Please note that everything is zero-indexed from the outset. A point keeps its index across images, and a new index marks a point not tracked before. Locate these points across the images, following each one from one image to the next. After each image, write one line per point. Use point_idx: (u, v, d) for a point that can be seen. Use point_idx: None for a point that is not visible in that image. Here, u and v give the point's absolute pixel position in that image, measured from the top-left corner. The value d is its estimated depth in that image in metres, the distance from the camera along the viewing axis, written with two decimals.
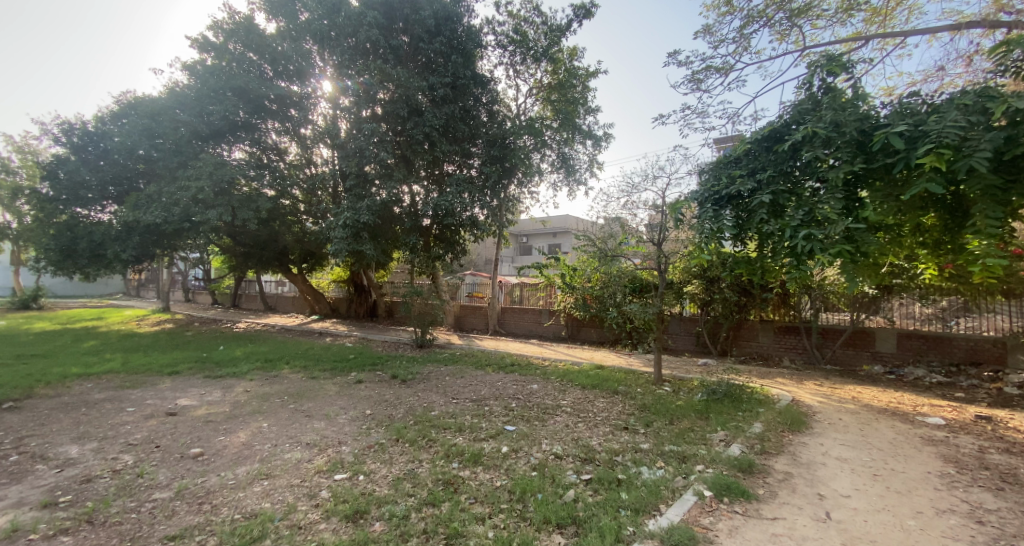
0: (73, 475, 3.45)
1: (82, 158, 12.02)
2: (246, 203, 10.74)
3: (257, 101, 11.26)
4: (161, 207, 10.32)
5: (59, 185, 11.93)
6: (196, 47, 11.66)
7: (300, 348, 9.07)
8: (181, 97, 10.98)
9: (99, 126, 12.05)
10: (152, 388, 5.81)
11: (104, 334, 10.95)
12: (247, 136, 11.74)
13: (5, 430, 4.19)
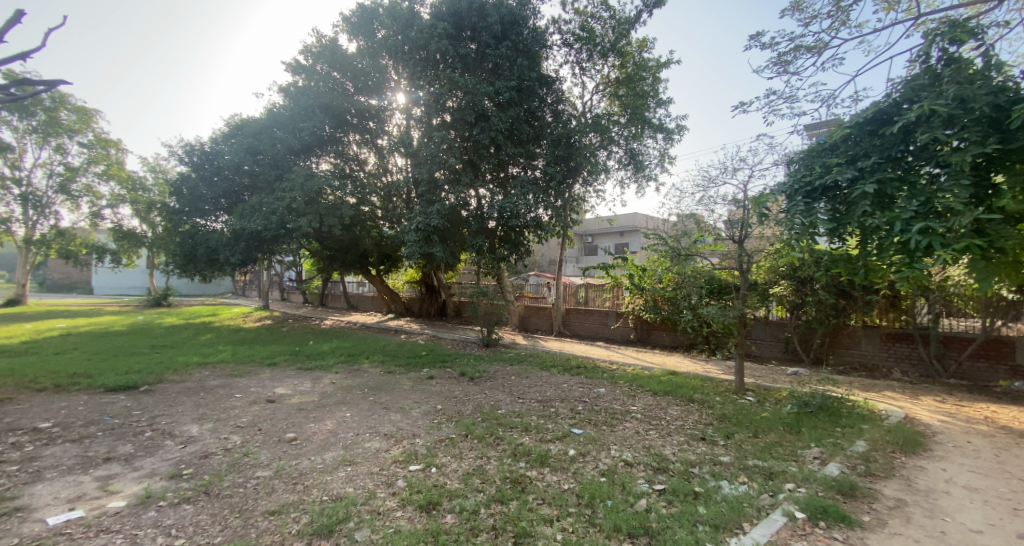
0: (194, 451, 3.98)
1: (200, 175, 13.92)
2: (331, 211, 11.76)
3: (340, 116, 12.30)
4: (261, 216, 11.65)
5: (183, 200, 13.93)
6: (289, 71, 12.98)
7: (377, 344, 9.70)
8: (278, 117, 12.33)
9: (213, 146, 13.92)
10: (255, 377, 6.55)
11: (217, 328, 12.60)
12: (332, 149, 12.93)
13: (143, 409, 4.95)
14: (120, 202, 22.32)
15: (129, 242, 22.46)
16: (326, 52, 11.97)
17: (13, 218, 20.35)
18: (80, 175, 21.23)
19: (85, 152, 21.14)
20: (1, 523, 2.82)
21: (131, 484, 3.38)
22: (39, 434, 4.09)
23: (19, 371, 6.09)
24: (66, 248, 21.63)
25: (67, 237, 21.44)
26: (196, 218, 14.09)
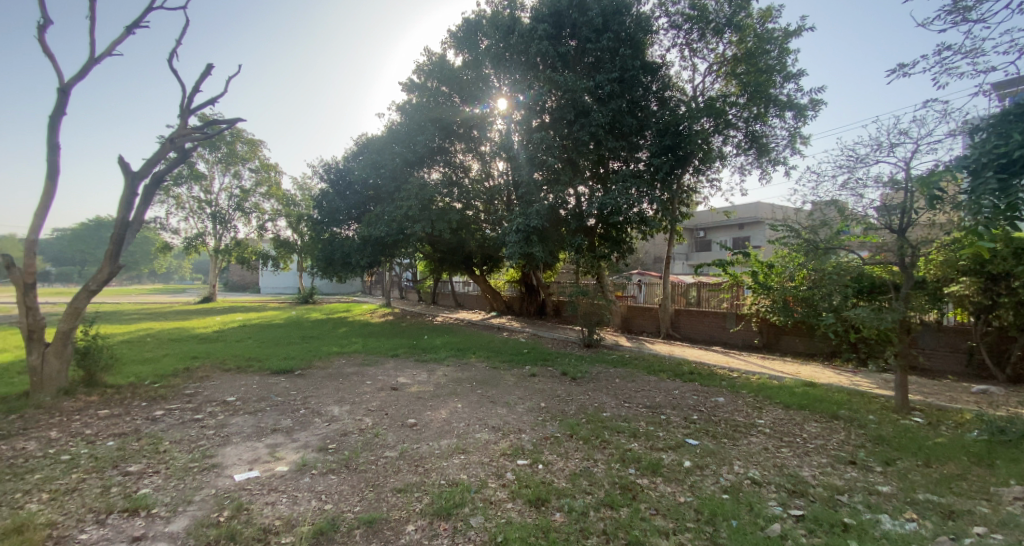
0: (336, 428, 4.59)
1: (336, 189, 16.14)
2: (441, 216, 12.74)
3: (448, 128, 13.27)
4: (383, 224, 13.11)
5: (323, 212, 16.30)
6: (404, 90, 14.34)
7: (482, 341, 10.20)
8: (395, 133, 13.73)
9: (344, 165, 16.02)
10: (381, 366, 7.36)
11: (349, 323, 14.46)
12: (442, 159, 14.01)
13: (298, 390, 5.89)
14: (278, 216, 26.89)
15: (284, 250, 26.95)
16: (437, 69, 12.84)
17: (208, 233, 25.83)
18: (251, 195, 26.06)
19: (254, 176, 25.89)
20: (205, 475, 3.57)
21: (291, 453, 4.02)
22: (228, 405, 5.11)
23: (214, 354, 7.69)
24: (242, 255, 26.77)
25: (242, 246, 26.53)
26: (332, 228, 16.37)
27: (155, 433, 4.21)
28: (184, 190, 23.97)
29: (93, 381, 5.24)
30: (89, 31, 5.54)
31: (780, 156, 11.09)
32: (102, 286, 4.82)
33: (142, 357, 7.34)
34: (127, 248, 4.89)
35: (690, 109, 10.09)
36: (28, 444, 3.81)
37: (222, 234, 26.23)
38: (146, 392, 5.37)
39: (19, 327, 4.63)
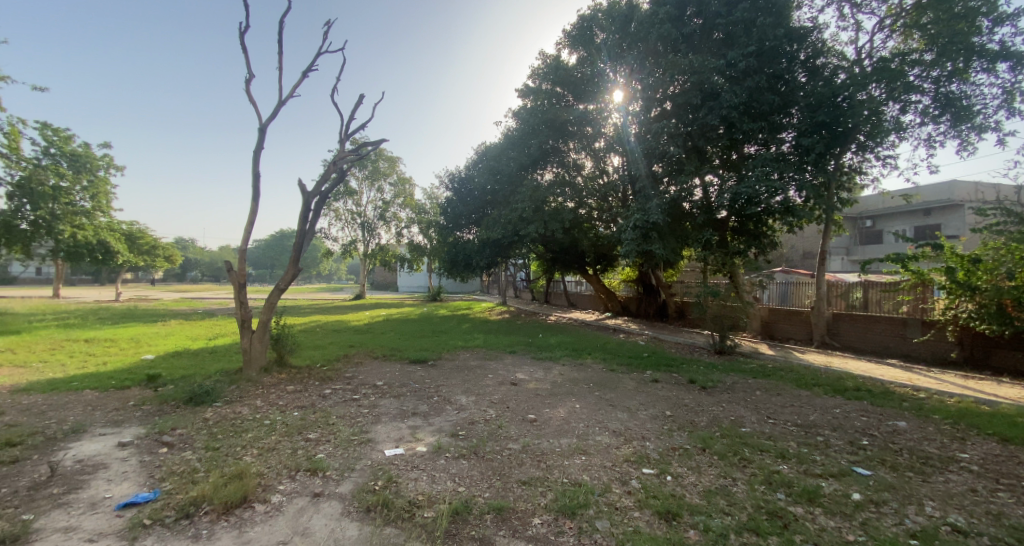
0: (465, 417, 4.95)
1: (458, 196, 17.49)
2: (554, 216, 12.89)
3: (563, 127, 13.39)
4: (501, 226, 13.76)
5: (448, 218, 17.82)
6: (520, 96, 14.87)
7: (597, 341, 10.02)
8: (512, 139, 14.30)
9: (467, 172, 17.26)
10: (502, 361, 7.78)
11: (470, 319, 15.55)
12: (556, 160, 14.18)
13: (432, 378, 6.54)
14: (412, 224, 30.15)
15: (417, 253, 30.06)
16: (551, 71, 12.95)
17: (359, 239, 30.15)
18: (391, 206, 29.67)
19: (394, 189, 29.45)
20: (363, 448, 4.15)
21: (428, 436, 4.45)
22: (378, 389, 5.90)
23: (365, 344, 8.92)
24: (384, 258, 30.67)
25: (384, 251, 30.41)
26: (455, 231, 17.78)
27: (325, 408, 5.05)
28: (342, 204, 28.40)
29: (283, 362, 6.47)
30: (279, 79, 6.80)
31: (989, 121, 8.70)
32: (287, 286, 5.88)
33: (314, 344, 8.87)
34: (304, 254, 5.88)
35: (852, 75, 8.55)
36: (244, 408, 4.88)
37: (368, 240, 30.41)
38: (319, 373, 6.48)
39: (236, 317, 5.87)
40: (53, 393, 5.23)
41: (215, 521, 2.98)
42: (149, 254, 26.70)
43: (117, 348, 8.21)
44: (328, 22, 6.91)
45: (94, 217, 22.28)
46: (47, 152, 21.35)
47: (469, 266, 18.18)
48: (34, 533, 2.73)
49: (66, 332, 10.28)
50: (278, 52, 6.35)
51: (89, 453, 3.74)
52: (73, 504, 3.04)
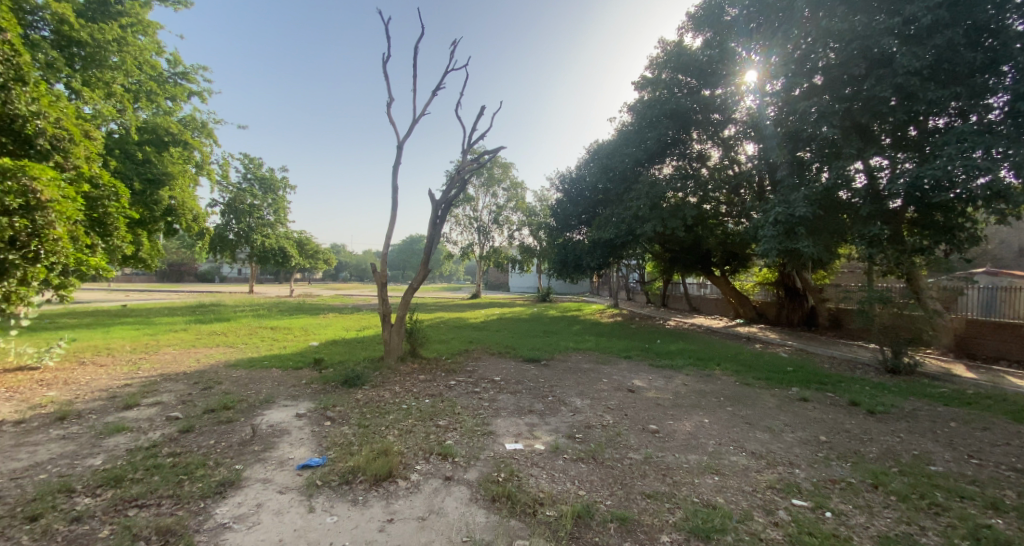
0: (581, 420, 4.90)
1: (570, 197, 17.52)
2: (674, 213, 12.17)
3: (686, 117, 12.68)
4: (614, 226, 13.29)
5: (559, 219, 17.95)
6: (635, 88, 14.35)
7: (725, 351, 9.10)
8: (627, 134, 13.84)
9: (579, 172, 17.25)
10: (618, 366, 7.57)
11: (581, 321, 15.46)
12: (675, 152, 13.61)
13: (547, 378, 6.64)
14: (523, 226, 31.15)
15: (527, 255, 31.10)
16: (672, 58, 12.26)
17: (475, 242, 32.05)
18: (504, 210, 30.98)
19: (508, 193, 30.77)
20: (486, 439, 4.37)
21: (546, 434, 4.51)
22: (496, 384, 6.19)
23: (483, 341, 9.45)
24: (497, 260, 32.18)
25: (498, 253, 31.92)
26: (566, 232, 17.86)
27: (451, 398, 5.46)
28: (461, 210, 30.56)
29: (415, 353, 7.16)
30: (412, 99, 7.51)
31: None
32: (420, 285, 6.50)
33: (440, 338, 9.70)
34: (434, 256, 6.39)
35: None
36: (385, 393, 5.53)
37: (484, 243, 32.18)
38: (445, 365, 7.06)
39: (379, 312, 6.64)
40: (251, 368, 6.58)
41: (368, 490, 3.42)
42: (313, 258, 31.77)
43: (291, 335, 10.01)
44: (455, 41, 7.46)
45: (276, 227, 27.56)
46: (247, 178, 27.09)
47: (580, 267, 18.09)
48: (243, 480, 3.46)
49: (257, 320, 12.92)
50: (414, 75, 7.05)
51: (277, 419, 4.60)
52: (267, 460, 3.77)
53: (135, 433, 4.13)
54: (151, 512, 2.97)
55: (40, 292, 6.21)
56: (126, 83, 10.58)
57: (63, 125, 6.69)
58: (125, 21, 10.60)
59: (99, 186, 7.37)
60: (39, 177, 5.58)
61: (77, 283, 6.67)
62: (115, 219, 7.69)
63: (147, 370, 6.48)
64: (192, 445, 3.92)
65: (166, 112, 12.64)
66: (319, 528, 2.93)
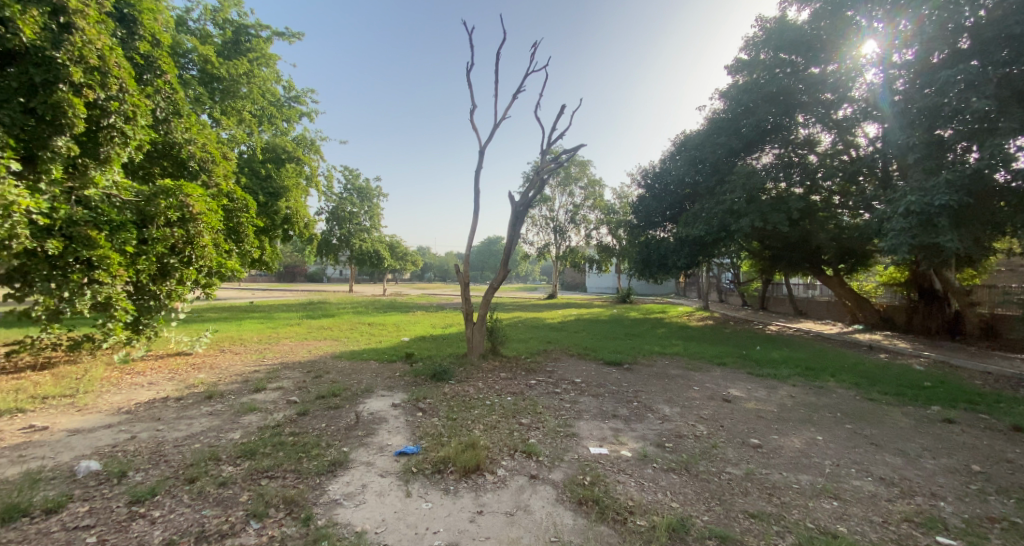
0: (671, 428, 4.66)
1: (653, 190, 16.37)
2: (777, 207, 11.36)
3: (788, 100, 11.86)
4: (704, 222, 12.41)
5: (640, 216, 16.96)
6: (728, 73, 13.62)
7: (838, 360, 8.07)
8: (719, 123, 13.15)
9: (662, 166, 16.35)
10: (709, 373, 7.06)
11: (666, 324, 14.69)
12: (776, 138, 12.40)
13: (630, 382, 6.41)
14: (601, 224, 30.51)
15: (606, 254, 30.37)
16: (775, 36, 11.80)
17: (552, 243, 31.98)
18: (582, 209, 30.57)
19: (585, 192, 30.32)
20: (569, 441, 4.33)
21: (632, 441, 4.35)
22: (577, 386, 6.12)
23: (564, 341, 9.42)
24: (574, 260, 31.80)
25: (575, 253, 31.57)
26: (650, 231, 17.00)
27: (533, 397, 5.51)
28: (538, 211, 30.75)
29: (497, 351, 7.35)
30: (495, 103, 7.68)
31: None
32: (500, 285, 6.63)
33: (521, 337, 9.88)
34: (514, 257, 6.46)
35: None
36: (469, 388, 5.75)
37: (560, 243, 32.01)
38: (525, 364, 7.16)
39: (462, 311, 6.91)
40: (353, 360, 7.26)
41: (459, 481, 3.56)
42: (402, 260, 33.98)
43: (385, 330, 10.85)
44: (535, 43, 7.56)
45: (372, 232, 30.06)
46: (347, 188, 29.98)
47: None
48: (350, 462, 3.81)
49: (356, 317, 14.22)
50: (496, 80, 7.27)
51: (376, 408, 5.01)
52: (369, 445, 4.12)
53: (263, 412, 4.76)
54: (278, 483, 3.38)
55: (193, 290, 7.39)
56: (253, 109, 12.30)
57: (207, 148, 7.93)
58: (252, 56, 12.32)
59: (234, 200, 8.49)
60: (191, 194, 6.57)
61: (219, 283, 7.73)
62: (246, 227, 8.64)
63: (271, 358, 7.48)
64: (308, 426, 4.41)
65: (283, 132, 14.39)
66: (416, 512, 3.12)
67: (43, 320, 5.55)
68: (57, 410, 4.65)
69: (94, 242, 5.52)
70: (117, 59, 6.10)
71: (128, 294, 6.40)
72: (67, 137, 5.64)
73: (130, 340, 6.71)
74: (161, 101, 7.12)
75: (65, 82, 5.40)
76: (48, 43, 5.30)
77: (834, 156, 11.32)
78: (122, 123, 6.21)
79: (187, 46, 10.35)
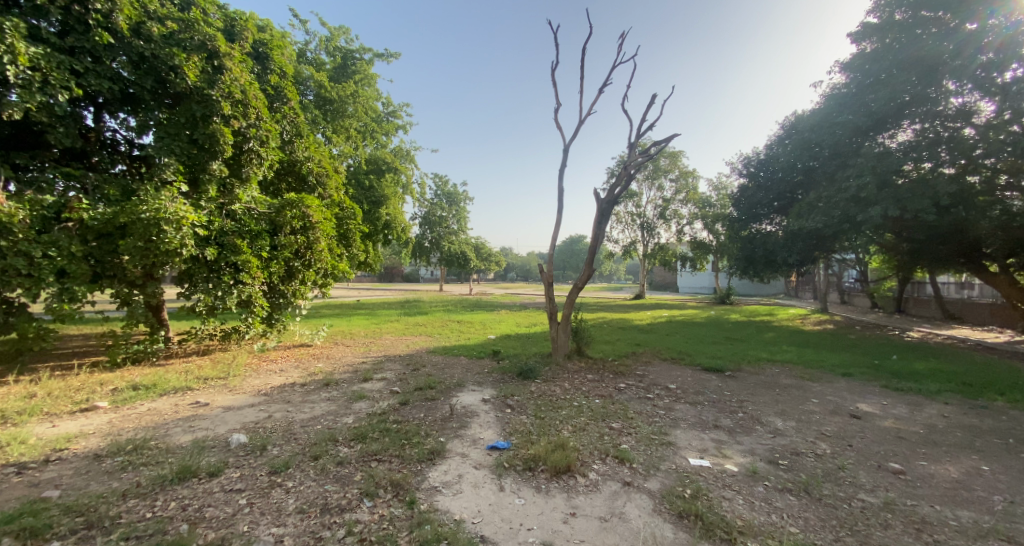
0: (785, 444, 4.18)
1: (757, 182, 15.60)
2: (919, 191, 9.76)
3: (935, 63, 9.90)
4: (822, 212, 11.54)
5: (742, 209, 16.23)
6: (851, 41, 11.95)
7: (1008, 376, 6.59)
8: (842, 98, 11.94)
9: (768, 152, 15.37)
10: (830, 385, 6.21)
11: (772, 328, 13.24)
12: (916, 111, 10.36)
13: (732, 391, 5.90)
14: (694, 219, 28.53)
15: (701, 251, 29.12)
16: None
17: (639, 240, 30.48)
18: (672, 203, 28.80)
19: (675, 185, 28.57)
20: (666, 449, 4.10)
21: (738, 454, 3.98)
22: (671, 392, 5.81)
23: (654, 344, 9.02)
24: (664, 258, 30.00)
25: (665, 250, 29.84)
26: (753, 223, 16.15)
27: (623, 401, 5.34)
28: (623, 207, 29.65)
29: (582, 352, 7.27)
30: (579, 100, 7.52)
31: None
32: (584, 284, 6.51)
33: (608, 339, 9.67)
34: (598, 256, 6.30)
35: None
36: (557, 388, 5.75)
37: (648, 240, 30.16)
38: (613, 366, 6.96)
39: (546, 311, 6.92)
40: (445, 355, 7.69)
41: (551, 481, 3.56)
42: (487, 260, 34.93)
43: (473, 328, 11.38)
44: (623, 34, 7.33)
45: (459, 234, 31.56)
46: (437, 194, 31.85)
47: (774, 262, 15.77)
48: (447, 452, 4.01)
49: (446, 315, 15.03)
50: (581, 76, 7.20)
51: (468, 402, 5.24)
52: (464, 438, 4.30)
53: (371, 400, 5.24)
54: (386, 467, 3.68)
55: (312, 289, 8.34)
56: (358, 126, 13.63)
57: (321, 164, 8.93)
58: (357, 78, 13.67)
59: (343, 209, 9.43)
60: (311, 205, 7.54)
61: (333, 282, 8.65)
62: (354, 232, 9.55)
63: (375, 350, 8.24)
64: (409, 416, 4.75)
65: (383, 145, 15.74)
66: (510, 507, 3.18)
67: (203, 314, 6.66)
68: (215, 389, 5.61)
69: (239, 249, 6.58)
70: (255, 92, 7.18)
71: (264, 293, 7.44)
72: (219, 161, 6.81)
73: (265, 332, 7.82)
74: (287, 125, 8.23)
75: (217, 115, 6.54)
76: (205, 83, 6.47)
77: (997, 128, 9.18)
78: (258, 146, 7.29)
79: (305, 74, 11.81)
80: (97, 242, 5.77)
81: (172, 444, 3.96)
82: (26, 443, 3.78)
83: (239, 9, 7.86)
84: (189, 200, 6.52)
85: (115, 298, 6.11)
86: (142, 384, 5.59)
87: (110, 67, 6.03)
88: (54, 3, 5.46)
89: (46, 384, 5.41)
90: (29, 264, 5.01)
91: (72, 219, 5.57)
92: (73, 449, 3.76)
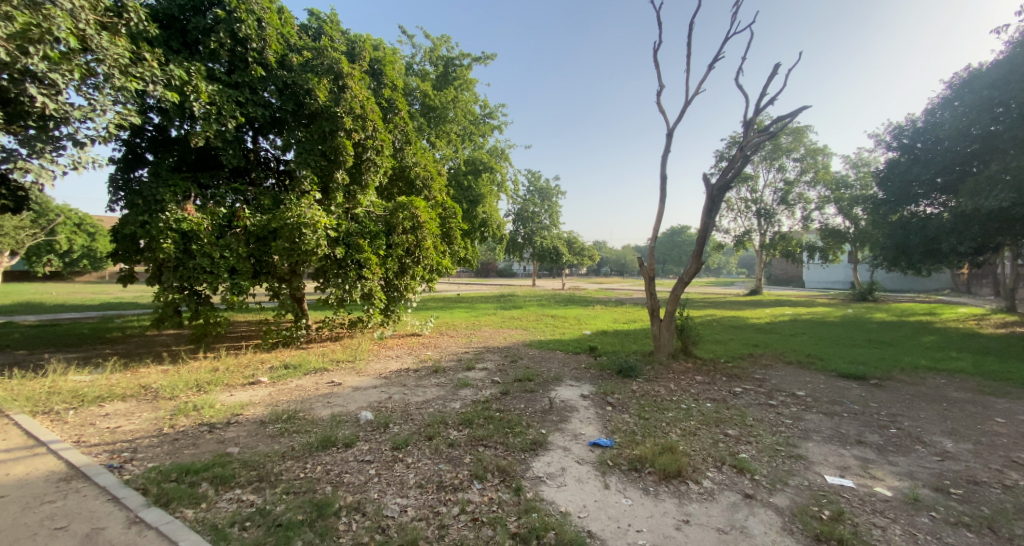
0: (957, 470, 3.45)
1: (912, 156, 13.10)
2: None
3: None
4: (1011, 187, 9.27)
5: (891, 190, 13.73)
6: None
7: None
8: None
9: (930, 118, 12.80)
10: (1022, 403, 4.97)
11: (931, 329, 11.00)
12: None
13: (880, 403, 5.04)
14: (825, 203, 24.87)
15: (835, 240, 25.40)
16: None
17: (755, 228, 27.38)
18: (797, 185, 25.43)
19: (799, 165, 25.23)
20: (794, 464, 3.65)
21: (890, 477, 3.39)
22: (798, 399, 5.17)
23: (773, 345, 8.12)
24: (786, 248, 26.50)
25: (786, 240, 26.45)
26: (906, 206, 13.58)
27: (739, 407, 4.88)
28: (735, 193, 26.91)
29: (688, 351, 6.81)
30: (686, 79, 7.01)
31: None
32: (692, 278, 6.06)
33: (716, 338, 8.95)
34: (708, 247, 5.83)
35: None
36: (661, 389, 5.48)
37: (765, 230, 27.11)
38: (725, 368, 6.41)
39: (647, 307, 6.61)
40: (541, 349, 7.78)
41: (659, 483, 3.39)
42: (581, 255, 34.31)
43: (568, 323, 11.34)
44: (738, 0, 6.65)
45: (551, 229, 31.70)
46: (529, 190, 32.37)
47: (935, 251, 13.02)
48: (549, 444, 4.05)
49: (540, 309, 15.17)
50: (688, 55, 6.74)
51: (567, 396, 5.24)
52: (565, 432, 4.30)
53: (475, 388, 5.54)
54: (493, 453, 3.85)
55: (420, 284, 8.99)
56: (458, 129, 14.42)
57: (427, 168, 9.60)
58: (457, 83, 14.41)
59: (447, 209, 10.00)
60: (418, 206, 8.13)
61: (438, 277, 9.27)
62: (456, 230, 10.07)
63: (476, 341, 8.67)
64: (510, 406, 4.92)
65: (481, 146, 16.41)
66: (617, 506, 3.09)
67: (334, 305, 7.62)
68: (346, 371, 6.41)
69: (361, 248, 7.37)
70: (372, 106, 7.93)
71: (382, 287, 8.23)
72: (343, 170, 7.69)
73: (383, 323, 8.69)
74: (398, 133, 9.00)
75: (342, 129, 7.38)
76: (332, 102, 7.37)
77: None
78: (375, 154, 8.03)
79: (412, 86, 12.83)
80: (256, 244, 6.91)
81: (315, 416, 4.61)
82: (214, 407, 4.71)
83: (358, 31, 8.85)
84: (322, 206, 7.49)
85: (270, 291, 7.26)
86: (291, 364, 6.60)
87: (261, 95, 7.21)
88: (223, 48, 6.74)
89: (224, 360, 6.69)
90: (211, 262, 6.22)
91: (239, 225, 6.78)
92: (245, 415, 4.60)
